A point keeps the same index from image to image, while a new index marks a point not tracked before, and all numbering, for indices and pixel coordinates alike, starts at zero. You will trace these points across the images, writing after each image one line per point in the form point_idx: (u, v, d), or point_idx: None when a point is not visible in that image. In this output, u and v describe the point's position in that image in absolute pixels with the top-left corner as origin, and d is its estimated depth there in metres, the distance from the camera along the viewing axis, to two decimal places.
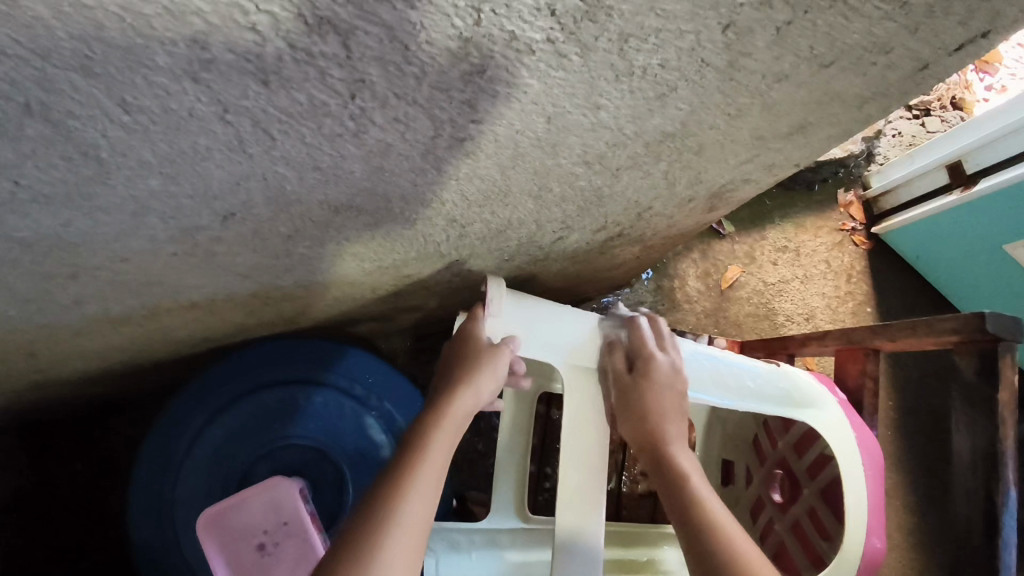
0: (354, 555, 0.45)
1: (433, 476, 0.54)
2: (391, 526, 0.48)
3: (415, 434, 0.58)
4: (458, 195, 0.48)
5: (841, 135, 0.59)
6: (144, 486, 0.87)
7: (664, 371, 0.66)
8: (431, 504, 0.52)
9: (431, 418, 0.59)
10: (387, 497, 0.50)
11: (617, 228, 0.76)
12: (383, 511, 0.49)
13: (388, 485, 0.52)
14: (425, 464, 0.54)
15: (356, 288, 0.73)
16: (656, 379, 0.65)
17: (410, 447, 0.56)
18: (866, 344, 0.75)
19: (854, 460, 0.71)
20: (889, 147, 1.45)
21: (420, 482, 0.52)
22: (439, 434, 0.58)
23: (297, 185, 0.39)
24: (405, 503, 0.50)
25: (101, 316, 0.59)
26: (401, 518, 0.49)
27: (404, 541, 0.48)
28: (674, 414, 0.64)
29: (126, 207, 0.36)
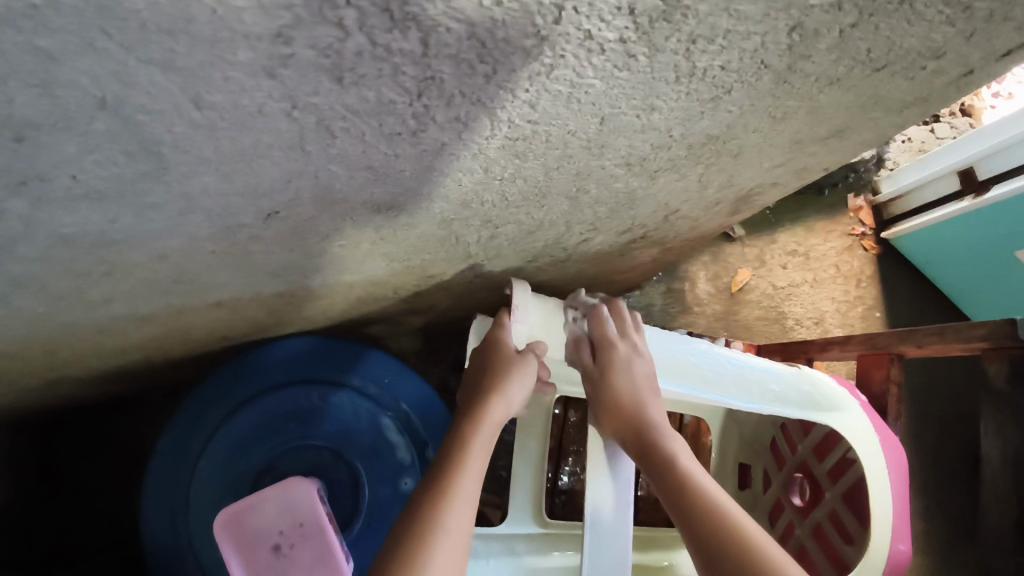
0: (404, 558, 0.45)
1: (473, 484, 0.54)
2: (438, 532, 0.48)
3: (451, 443, 0.58)
4: (499, 195, 0.48)
5: (874, 140, 0.59)
6: (159, 486, 0.86)
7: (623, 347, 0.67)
8: (472, 511, 0.52)
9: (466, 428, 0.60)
10: (430, 504, 0.50)
11: (641, 230, 0.76)
12: (430, 518, 0.49)
13: (430, 492, 0.52)
14: (466, 472, 0.54)
15: (379, 287, 0.73)
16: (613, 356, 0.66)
17: (448, 456, 0.56)
18: (890, 349, 0.75)
19: (881, 466, 0.71)
20: (899, 151, 1.45)
21: (460, 490, 0.52)
22: (475, 444, 0.58)
23: (346, 184, 0.39)
24: (449, 510, 0.50)
25: (128, 314, 0.58)
26: (446, 524, 0.49)
27: (451, 546, 0.47)
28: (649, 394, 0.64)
29: (177, 204, 0.36)
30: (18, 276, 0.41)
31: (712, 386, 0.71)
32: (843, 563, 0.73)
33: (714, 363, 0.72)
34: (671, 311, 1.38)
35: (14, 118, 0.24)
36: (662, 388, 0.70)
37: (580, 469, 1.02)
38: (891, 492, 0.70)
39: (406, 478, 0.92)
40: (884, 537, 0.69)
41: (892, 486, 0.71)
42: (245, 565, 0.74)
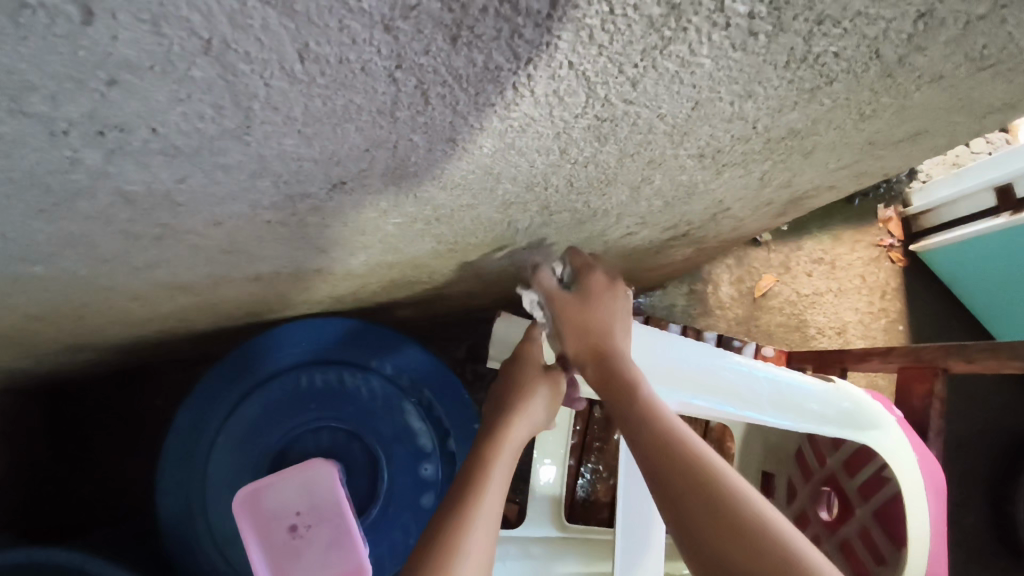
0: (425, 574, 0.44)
1: (496, 500, 0.52)
2: (460, 551, 0.46)
3: (473, 460, 0.56)
4: (566, 180, 0.46)
5: (944, 147, 0.57)
6: (174, 461, 0.84)
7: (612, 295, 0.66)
8: (494, 526, 0.50)
9: (489, 444, 0.58)
10: (455, 515, 0.49)
11: (686, 227, 0.74)
12: (451, 533, 0.47)
13: (452, 506, 0.50)
14: (489, 485, 0.53)
15: (416, 270, 0.71)
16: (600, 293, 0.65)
17: (469, 471, 0.55)
18: (935, 364, 0.73)
19: (919, 490, 0.69)
20: (932, 165, 1.42)
21: (484, 504, 0.51)
22: (498, 459, 0.56)
23: (421, 158, 0.37)
24: (473, 524, 0.48)
25: (164, 282, 0.56)
26: (470, 541, 0.47)
27: (472, 564, 0.46)
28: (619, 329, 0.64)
29: (248, 167, 0.34)
30: (68, 234, 0.39)
31: (746, 404, 0.70)
32: None
33: (748, 377, 0.71)
34: (692, 313, 1.36)
35: (113, 58, 0.22)
36: (695, 403, 0.69)
37: (601, 466, 1.01)
38: (929, 517, 0.69)
39: (426, 466, 0.91)
40: (920, 563, 0.67)
41: (931, 508, 0.69)
42: (264, 547, 0.73)
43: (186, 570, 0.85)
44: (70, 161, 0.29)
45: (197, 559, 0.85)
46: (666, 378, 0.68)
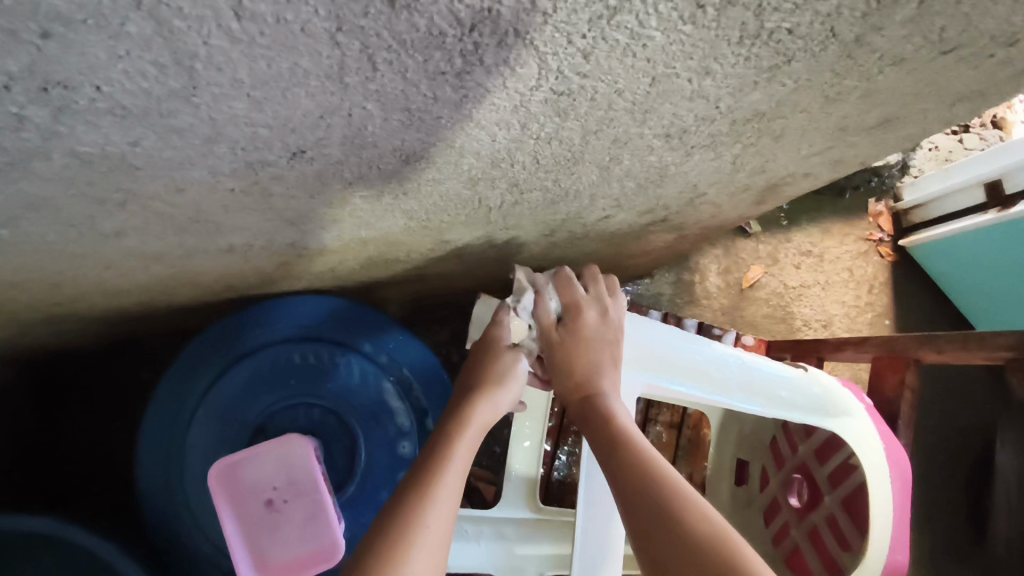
0: (382, 550, 0.44)
1: (457, 479, 0.52)
2: (419, 527, 0.46)
3: (435, 439, 0.56)
4: (531, 156, 0.46)
5: (918, 135, 0.57)
6: (154, 434, 0.85)
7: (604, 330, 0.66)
8: (455, 504, 0.51)
9: (452, 424, 0.58)
10: (415, 492, 0.49)
11: (663, 212, 0.74)
12: (409, 509, 0.48)
13: (413, 483, 0.51)
14: (453, 462, 0.53)
15: (393, 248, 0.71)
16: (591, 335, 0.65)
17: (433, 450, 0.55)
18: (908, 354, 0.73)
19: (883, 477, 0.70)
20: (925, 160, 1.42)
21: (446, 482, 0.51)
22: (461, 439, 0.56)
23: (378, 128, 0.37)
24: (433, 502, 0.49)
25: (134, 251, 0.57)
26: (430, 514, 0.48)
27: (432, 541, 0.46)
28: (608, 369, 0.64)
29: (202, 131, 0.34)
30: (29, 196, 0.39)
31: (718, 386, 0.71)
32: (837, 568, 0.72)
33: (720, 362, 0.71)
34: (678, 303, 1.36)
35: (43, 9, 0.22)
36: (667, 387, 0.70)
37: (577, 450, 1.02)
38: (891, 503, 0.69)
39: (403, 444, 0.92)
40: (881, 548, 0.68)
41: (894, 496, 0.69)
42: (240, 524, 0.74)
43: (163, 542, 0.86)
44: (17, 118, 0.29)
45: (175, 531, 0.85)
46: (635, 362, 0.69)
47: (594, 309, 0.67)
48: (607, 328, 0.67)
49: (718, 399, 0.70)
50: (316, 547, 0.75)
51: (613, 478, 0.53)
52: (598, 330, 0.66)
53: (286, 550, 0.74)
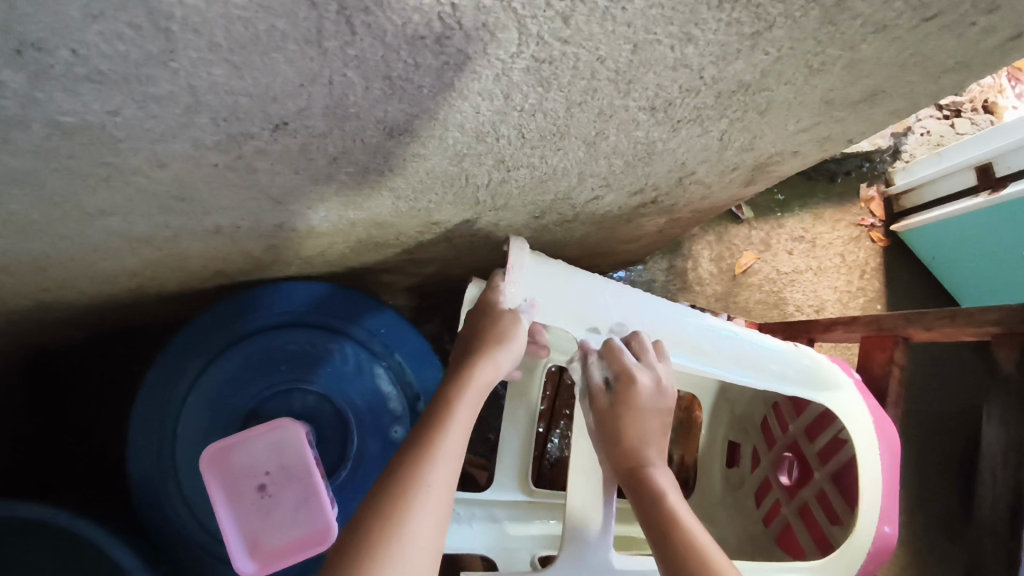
0: (382, 512, 0.44)
1: (459, 440, 0.51)
2: (418, 487, 0.46)
3: (436, 401, 0.55)
4: (516, 130, 0.46)
5: (905, 110, 0.57)
6: (145, 420, 0.84)
7: (652, 399, 0.60)
8: (457, 465, 0.50)
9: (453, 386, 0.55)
10: (412, 458, 0.48)
11: (653, 192, 0.74)
12: (409, 469, 0.47)
13: (413, 444, 0.50)
14: (451, 426, 0.52)
15: (382, 230, 0.71)
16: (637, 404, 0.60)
17: (431, 416, 0.53)
18: (897, 332, 0.75)
19: (871, 449, 0.70)
20: (916, 144, 1.42)
21: (446, 442, 0.50)
22: (462, 401, 0.54)
23: (360, 97, 0.37)
24: (434, 461, 0.48)
25: (122, 232, 0.56)
26: (428, 480, 0.47)
27: (433, 502, 0.46)
28: (658, 438, 0.59)
29: (181, 100, 0.34)
30: (10, 169, 0.39)
31: (710, 360, 0.70)
32: (827, 543, 0.73)
33: (711, 334, 0.71)
34: (671, 289, 1.36)
35: None
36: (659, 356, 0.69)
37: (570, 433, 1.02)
38: (881, 475, 0.70)
39: (396, 427, 0.92)
40: (870, 520, 0.68)
41: (883, 468, 0.70)
42: (235, 510, 0.74)
43: (155, 529, 0.86)
44: None
45: (168, 517, 0.85)
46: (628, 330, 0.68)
47: (647, 374, 0.60)
48: (659, 398, 0.60)
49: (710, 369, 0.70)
50: (306, 533, 0.75)
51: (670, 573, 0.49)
52: (651, 400, 0.60)
53: (277, 534, 0.74)
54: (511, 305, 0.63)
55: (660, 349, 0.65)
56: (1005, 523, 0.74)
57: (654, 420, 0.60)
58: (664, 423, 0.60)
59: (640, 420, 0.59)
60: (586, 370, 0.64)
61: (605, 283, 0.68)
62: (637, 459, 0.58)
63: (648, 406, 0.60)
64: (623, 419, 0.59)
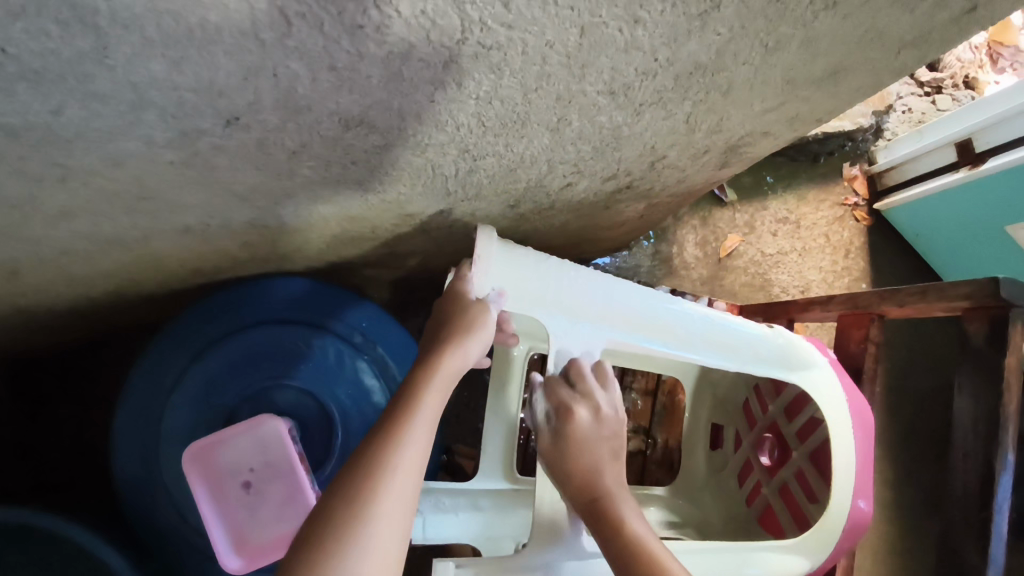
0: (349, 496, 0.46)
1: (429, 423, 0.52)
2: (386, 472, 0.47)
3: (407, 384, 0.55)
4: (475, 119, 0.46)
5: (871, 87, 0.57)
6: (129, 422, 0.85)
7: (596, 432, 0.60)
8: (426, 450, 0.51)
9: (421, 372, 0.56)
10: (379, 445, 0.49)
11: (627, 177, 0.74)
12: (376, 454, 0.48)
13: (382, 429, 0.51)
14: (420, 412, 0.52)
15: (355, 224, 0.71)
16: (583, 441, 0.60)
17: (401, 401, 0.53)
18: (872, 309, 0.77)
19: (846, 426, 0.71)
20: (898, 123, 1.43)
21: (416, 425, 0.51)
22: (431, 387, 0.55)
23: (309, 89, 0.37)
24: (402, 446, 0.49)
25: (89, 235, 0.56)
26: (395, 465, 0.48)
27: (399, 487, 0.47)
28: (607, 465, 0.60)
29: (125, 97, 0.33)
30: None
31: (679, 342, 0.72)
32: (805, 520, 0.74)
33: (685, 319, 0.71)
34: (657, 274, 1.36)
35: None
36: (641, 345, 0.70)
37: None
38: (855, 451, 0.71)
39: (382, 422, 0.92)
40: (846, 495, 0.69)
41: (858, 444, 0.71)
42: (217, 505, 0.74)
43: (142, 531, 0.86)
44: None
45: (155, 517, 0.86)
46: (602, 319, 0.68)
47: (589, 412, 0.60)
48: (600, 430, 0.61)
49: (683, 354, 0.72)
50: (292, 527, 0.75)
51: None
52: (592, 431, 0.60)
53: (265, 530, 0.75)
54: (479, 296, 0.63)
55: (604, 371, 0.65)
56: (977, 496, 0.70)
57: (601, 451, 0.60)
58: (614, 448, 0.61)
59: (587, 453, 0.59)
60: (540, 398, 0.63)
61: (576, 267, 0.68)
62: (592, 490, 0.59)
63: (595, 435, 0.60)
64: (572, 457, 0.59)
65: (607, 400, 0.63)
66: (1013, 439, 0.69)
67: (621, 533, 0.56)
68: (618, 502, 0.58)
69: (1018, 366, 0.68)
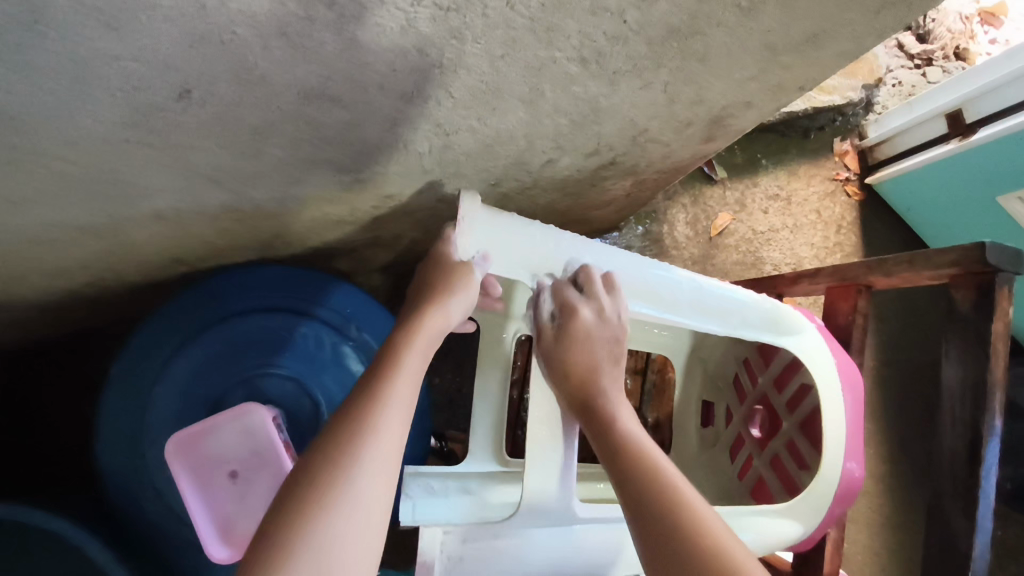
0: (330, 457, 0.46)
1: (410, 386, 0.53)
2: (370, 432, 0.48)
3: (385, 350, 0.55)
4: (443, 90, 0.45)
5: (853, 53, 0.56)
6: (114, 412, 0.84)
7: (596, 332, 0.65)
8: (409, 409, 0.52)
9: (402, 337, 0.56)
10: (363, 407, 0.49)
11: (610, 153, 0.72)
12: (359, 416, 0.48)
13: (363, 394, 0.51)
14: (402, 373, 0.53)
15: (334, 207, 0.69)
16: (582, 337, 0.64)
17: (380, 365, 0.54)
18: (859, 280, 0.77)
19: (833, 386, 0.72)
20: (888, 96, 1.42)
21: (399, 387, 0.52)
22: (411, 352, 0.55)
23: (262, 59, 0.35)
24: (385, 409, 0.49)
25: (54, 224, 0.54)
26: (380, 425, 0.48)
27: (385, 445, 0.48)
28: (603, 364, 0.64)
29: (67, 70, 0.32)
30: None
31: (667, 307, 0.71)
32: (795, 486, 0.75)
33: (672, 284, 0.70)
34: (648, 255, 1.35)
35: None
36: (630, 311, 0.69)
37: None
38: (844, 410, 0.71)
39: None
40: (836, 455, 0.70)
41: (846, 406, 0.72)
42: (201, 491, 0.73)
43: (132, 523, 0.86)
44: None
45: (143, 509, 0.85)
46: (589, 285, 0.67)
47: (591, 309, 0.64)
48: (603, 328, 0.65)
49: (669, 318, 0.71)
50: None
51: (611, 464, 0.57)
52: (595, 328, 0.64)
53: (252, 519, 0.74)
54: (462, 258, 0.60)
55: (611, 282, 0.66)
56: (964, 464, 0.70)
57: (600, 350, 0.65)
58: (612, 351, 0.65)
59: (586, 351, 0.64)
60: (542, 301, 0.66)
61: (561, 232, 0.66)
62: (588, 389, 0.63)
63: (598, 334, 0.65)
64: (569, 351, 0.64)
65: (609, 304, 0.65)
66: (1000, 406, 0.68)
67: (609, 428, 0.60)
68: (614, 400, 0.63)
69: (1004, 331, 0.68)
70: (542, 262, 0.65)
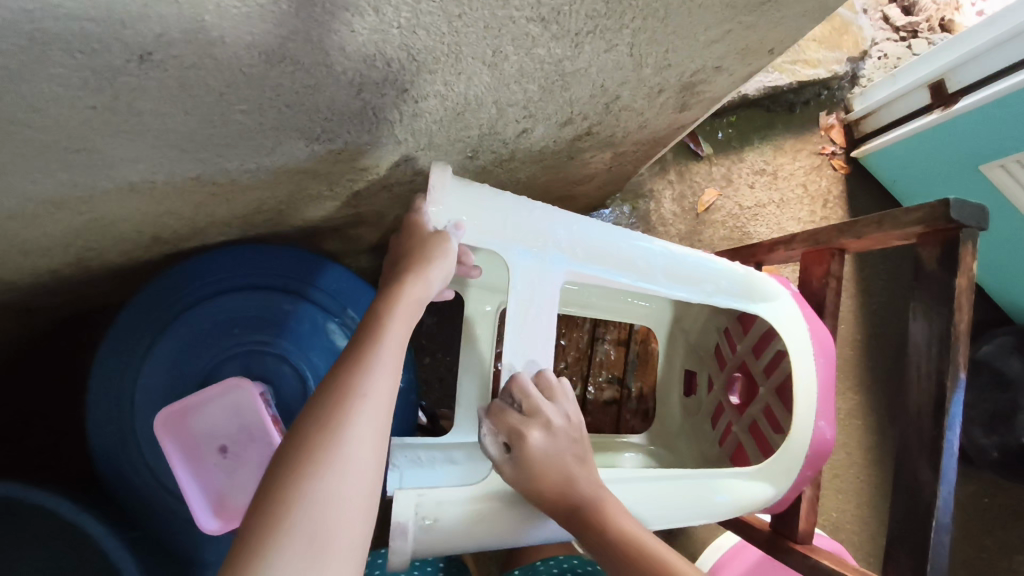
0: (318, 421, 0.47)
1: (395, 348, 0.53)
2: (356, 393, 0.48)
3: (368, 318, 0.55)
4: (404, 51, 0.45)
5: (817, 12, 0.56)
6: (102, 390, 0.85)
7: (556, 443, 0.61)
8: (396, 372, 0.52)
9: (382, 303, 0.56)
10: (348, 370, 0.50)
11: (585, 122, 0.73)
12: (342, 379, 0.49)
13: (348, 358, 0.51)
14: (387, 335, 0.53)
15: (311, 180, 0.70)
16: (543, 457, 0.60)
17: (363, 331, 0.54)
18: (832, 244, 0.80)
19: (808, 352, 0.73)
20: (873, 69, 1.43)
21: (382, 349, 0.52)
22: (395, 317, 0.55)
23: (218, 18, 0.36)
24: (368, 370, 0.50)
25: (26, 198, 0.54)
26: (366, 385, 0.49)
27: (371, 404, 0.49)
28: (573, 469, 0.61)
29: (21, 29, 0.32)
30: None
31: (641, 274, 0.72)
32: (769, 448, 0.77)
33: (645, 252, 0.72)
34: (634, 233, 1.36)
35: None
36: (601, 277, 0.71)
37: None
38: (817, 374, 0.73)
39: None
40: (808, 416, 0.71)
41: (818, 368, 0.73)
42: (193, 470, 0.75)
43: (122, 499, 0.87)
44: None
45: (135, 485, 0.86)
46: (563, 251, 0.68)
47: (541, 430, 0.60)
48: (557, 440, 0.61)
49: (641, 285, 0.72)
50: None
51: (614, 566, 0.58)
52: (550, 448, 0.61)
53: (241, 493, 0.75)
54: (436, 227, 0.62)
55: (546, 382, 0.64)
56: (931, 418, 0.71)
57: (564, 461, 0.61)
58: (575, 451, 0.62)
59: (553, 467, 0.60)
60: (492, 436, 0.61)
61: (531, 202, 0.67)
62: (568, 502, 0.61)
63: (558, 446, 0.61)
64: (539, 480, 0.60)
65: (555, 411, 0.62)
66: (964, 358, 0.69)
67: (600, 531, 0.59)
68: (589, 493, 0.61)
69: (968, 286, 0.69)
70: (514, 231, 0.66)
